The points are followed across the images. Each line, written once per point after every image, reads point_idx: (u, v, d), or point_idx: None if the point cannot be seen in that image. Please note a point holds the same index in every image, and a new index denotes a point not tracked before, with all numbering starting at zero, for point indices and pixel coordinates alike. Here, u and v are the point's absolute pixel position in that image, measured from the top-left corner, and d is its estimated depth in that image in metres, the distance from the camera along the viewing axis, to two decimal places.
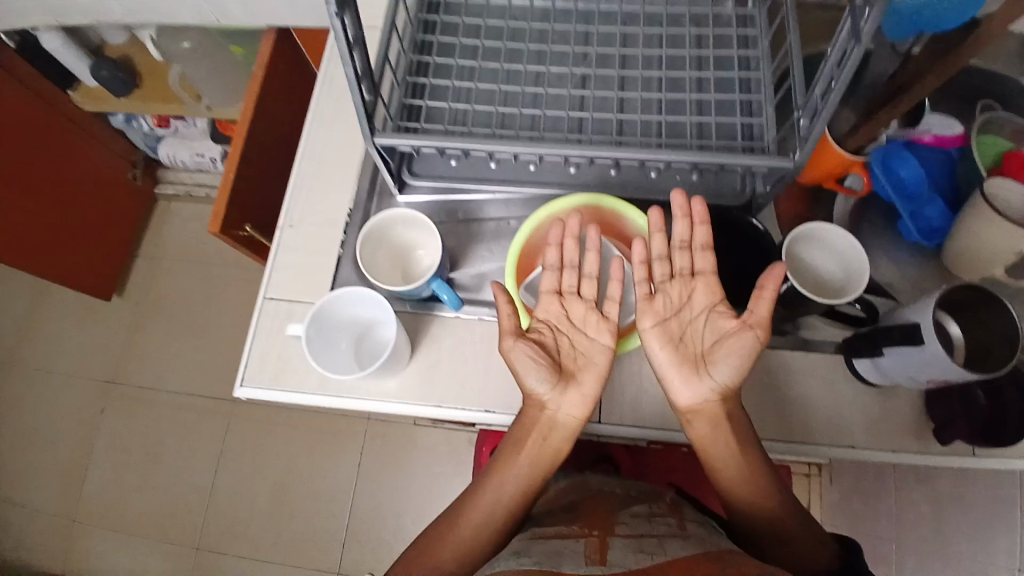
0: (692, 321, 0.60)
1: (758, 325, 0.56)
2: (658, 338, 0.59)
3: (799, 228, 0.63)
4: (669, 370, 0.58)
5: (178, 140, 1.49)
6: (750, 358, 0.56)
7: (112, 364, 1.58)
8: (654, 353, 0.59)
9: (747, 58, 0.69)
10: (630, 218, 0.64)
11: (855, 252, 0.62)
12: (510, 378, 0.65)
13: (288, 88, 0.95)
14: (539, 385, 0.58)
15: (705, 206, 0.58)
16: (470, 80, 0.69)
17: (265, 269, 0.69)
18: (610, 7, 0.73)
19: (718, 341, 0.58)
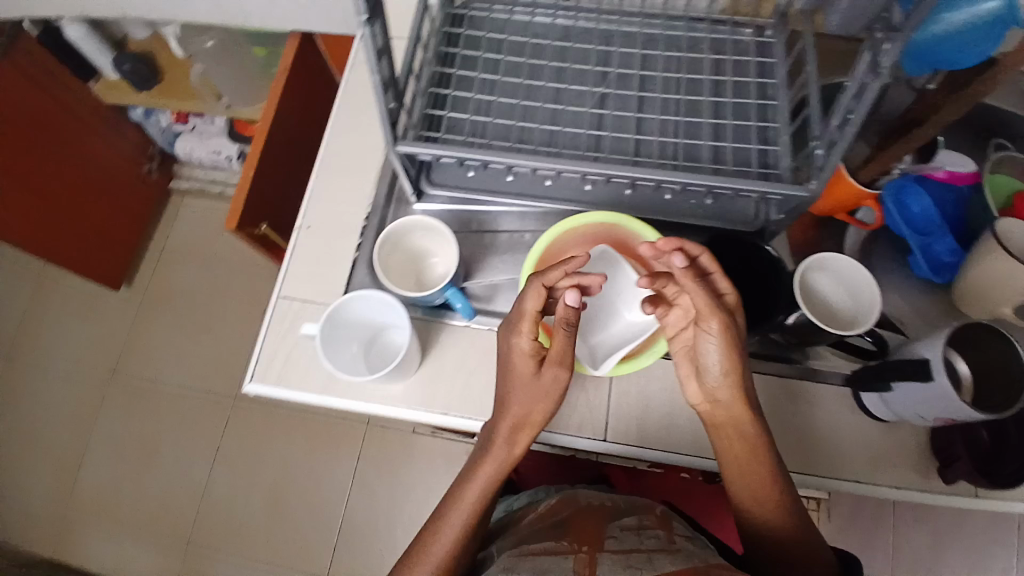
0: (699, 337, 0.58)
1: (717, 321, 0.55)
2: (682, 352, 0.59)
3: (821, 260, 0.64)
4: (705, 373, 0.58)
5: (195, 136, 1.50)
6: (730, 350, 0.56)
7: (115, 356, 1.58)
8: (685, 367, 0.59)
9: (764, 86, 0.70)
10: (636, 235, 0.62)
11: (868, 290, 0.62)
12: None
13: (309, 93, 0.96)
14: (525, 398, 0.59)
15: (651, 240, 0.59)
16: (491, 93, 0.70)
17: (279, 269, 0.70)
18: (632, 28, 0.74)
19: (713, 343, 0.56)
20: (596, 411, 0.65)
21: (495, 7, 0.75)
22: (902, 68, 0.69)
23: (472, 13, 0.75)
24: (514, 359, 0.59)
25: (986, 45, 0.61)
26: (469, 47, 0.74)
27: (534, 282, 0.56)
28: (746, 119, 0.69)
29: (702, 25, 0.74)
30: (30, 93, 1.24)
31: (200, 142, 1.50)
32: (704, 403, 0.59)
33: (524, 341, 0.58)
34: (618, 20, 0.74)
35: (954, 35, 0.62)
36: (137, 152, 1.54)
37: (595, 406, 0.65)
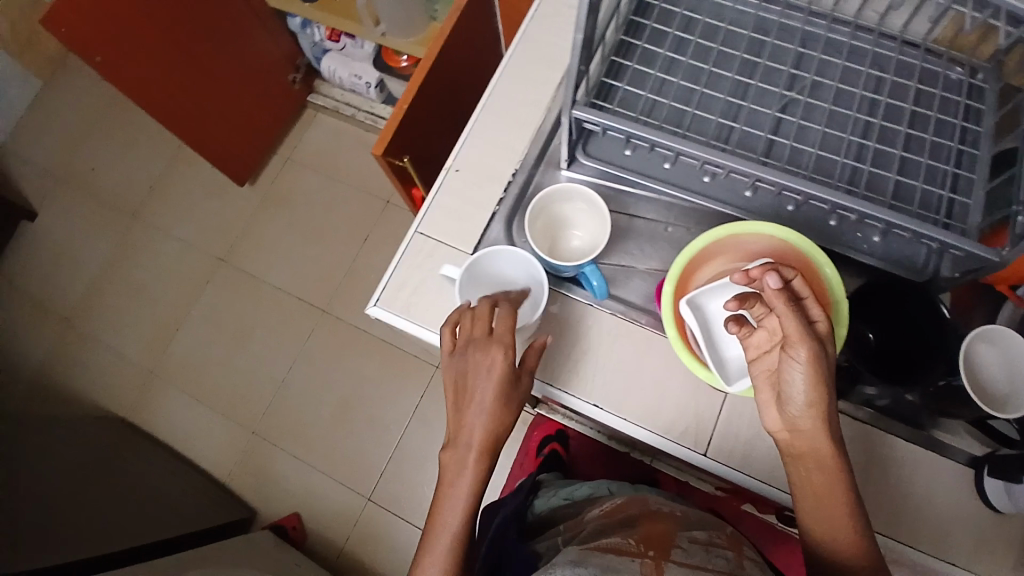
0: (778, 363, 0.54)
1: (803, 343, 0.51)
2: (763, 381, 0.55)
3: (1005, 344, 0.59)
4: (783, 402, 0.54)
5: (341, 57, 1.55)
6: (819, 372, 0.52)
7: (226, 245, 1.69)
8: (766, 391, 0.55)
9: (967, 130, 0.64)
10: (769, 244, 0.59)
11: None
12: (627, 380, 0.66)
13: (475, 38, 0.97)
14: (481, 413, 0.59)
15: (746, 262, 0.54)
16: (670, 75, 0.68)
17: (422, 204, 0.72)
18: (835, 37, 0.69)
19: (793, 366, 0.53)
20: (700, 420, 0.64)
21: None
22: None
23: None
24: (480, 382, 0.58)
25: None
26: (659, 23, 0.71)
27: (483, 308, 0.59)
28: (939, 161, 0.64)
29: (916, 50, 0.68)
30: None
31: (344, 63, 1.55)
32: (782, 432, 0.55)
33: (495, 360, 0.58)
34: (823, 26, 0.69)
35: None
36: (287, 60, 1.61)
37: (701, 414, 0.64)
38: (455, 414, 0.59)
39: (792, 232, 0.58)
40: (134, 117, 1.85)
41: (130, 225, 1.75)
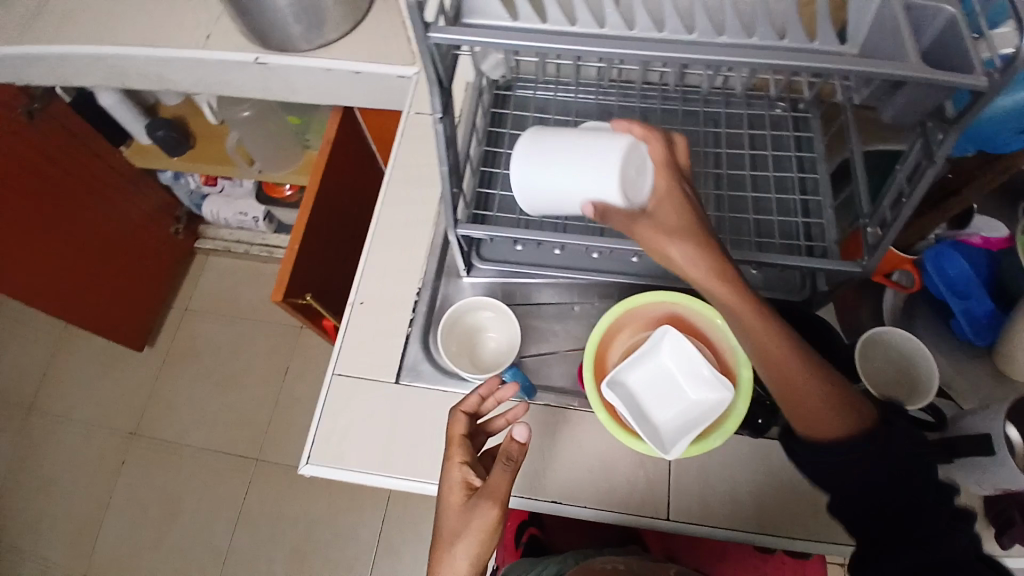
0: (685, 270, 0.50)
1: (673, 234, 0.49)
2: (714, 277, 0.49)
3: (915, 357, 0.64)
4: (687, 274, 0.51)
5: (222, 198, 1.54)
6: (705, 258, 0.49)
7: (136, 417, 1.57)
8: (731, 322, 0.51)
9: (804, 158, 0.73)
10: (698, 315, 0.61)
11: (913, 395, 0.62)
12: (592, 469, 0.67)
13: (350, 162, 1.01)
14: (467, 541, 0.53)
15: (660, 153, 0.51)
16: None
17: (334, 346, 0.71)
18: (669, 105, 0.76)
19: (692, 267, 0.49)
20: (655, 484, 0.66)
21: (540, 86, 0.77)
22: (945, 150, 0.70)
23: (514, 93, 0.77)
24: (455, 490, 0.57)
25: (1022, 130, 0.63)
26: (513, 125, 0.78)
27: (451, 413, 0.61)
28: (788, 191, 0.72)
29: (738, 99, 0.76)
30: (68, 157, 1.26)
31: (227, 204, 1.54)
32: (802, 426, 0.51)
33: (458, 474, 0.57)
34: (658, 97, 0.77)
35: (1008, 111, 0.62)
36: (166, 213, 1.57)
37: (652, 480, 0.66)
38: (441, 530, 0.55)
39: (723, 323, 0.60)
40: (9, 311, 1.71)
41: (21, 421, 1.59)
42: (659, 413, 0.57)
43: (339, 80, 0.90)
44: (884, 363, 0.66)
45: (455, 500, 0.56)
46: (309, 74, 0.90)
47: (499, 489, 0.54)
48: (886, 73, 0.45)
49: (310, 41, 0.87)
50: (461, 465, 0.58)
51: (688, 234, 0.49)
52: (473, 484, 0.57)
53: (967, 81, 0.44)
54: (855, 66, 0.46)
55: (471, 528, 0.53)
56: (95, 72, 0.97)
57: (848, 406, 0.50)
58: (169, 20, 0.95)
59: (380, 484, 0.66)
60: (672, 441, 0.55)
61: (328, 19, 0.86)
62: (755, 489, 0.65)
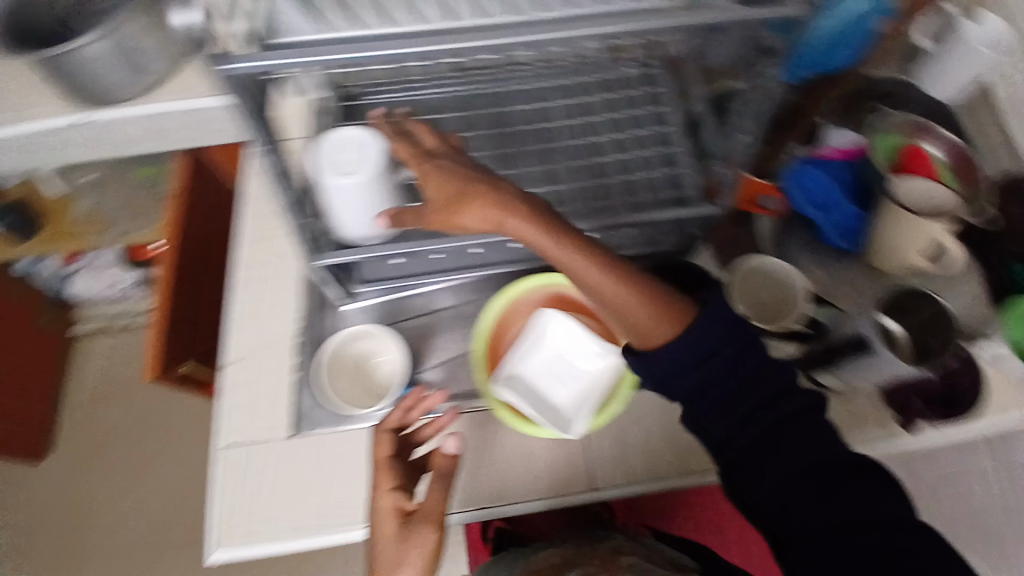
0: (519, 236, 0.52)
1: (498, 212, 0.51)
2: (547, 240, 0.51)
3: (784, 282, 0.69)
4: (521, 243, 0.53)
5: (89, 274, 1.41)
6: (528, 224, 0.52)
7: (50, 533, 1.42)
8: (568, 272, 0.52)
9: (658, 112, 0.74)
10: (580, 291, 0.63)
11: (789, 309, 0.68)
12: (516, 462, 0.67)
13: (207, 206, 0.94)
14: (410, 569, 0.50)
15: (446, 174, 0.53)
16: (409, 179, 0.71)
17: (213, 418, 0.66)
18: (523, 85, 0.74)
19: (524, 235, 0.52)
20: None
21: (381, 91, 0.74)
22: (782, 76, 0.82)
23: (362, 101, 0.73)
24: (382, 518, 0.53)
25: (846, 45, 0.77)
26: None
27: (376, 432, 0.57)
28: (648, 147, 0.73)
29: (586, 66, 0.74)
30: None
31: (95, 279, 1.41)
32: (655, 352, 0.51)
33: (387, 498, 0.53)
34: (508, 73, 0.73)
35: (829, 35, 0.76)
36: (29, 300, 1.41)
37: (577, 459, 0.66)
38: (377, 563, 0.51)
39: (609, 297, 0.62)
40: None
41: None
42: (557, 394, 0.60)
43: (173, 124, 0.83)
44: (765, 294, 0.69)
45: (390, 527, 0.52)
46: (134, 125, 0.82)
47: (436, 511, 0.53)
48: (709, 18, 0.47)
49: (128, 89, 0.77)
50: (389, 491, 0.54)
51: (471, 195, 0.52)
52: (406, 508, 0.54)
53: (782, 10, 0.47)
54: (680, 17, 0.47)
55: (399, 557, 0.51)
56: None
57: (662, 297, 0.52)
58: None
59: (296, 549, 0.62)
60: (572, 420, 0.58)
61: (145, 60, 0.75)
62: (670, 438, 0.68)
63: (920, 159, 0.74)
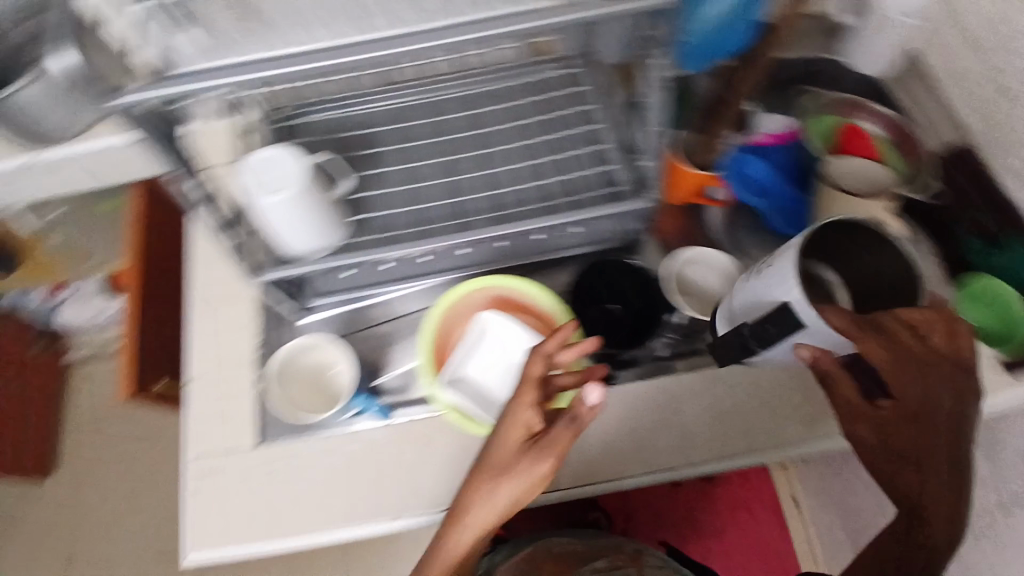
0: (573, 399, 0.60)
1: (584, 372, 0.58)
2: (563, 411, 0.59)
3: (714, 266, 0.73)
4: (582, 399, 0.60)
5: (75, 305, 1.44)
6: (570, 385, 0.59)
7: (55, 560, 1.46)
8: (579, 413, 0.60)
9: (586, 111, 0.76)
10: (523, 289, 0.65)
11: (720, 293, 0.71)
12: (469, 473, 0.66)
13: (165, 236, 0.96)
14: (511, 489, 0.53)
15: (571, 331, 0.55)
16: (361, 191, 0.74)
17: (182, 431, 0.69)
18: (452, 94, 0.78)
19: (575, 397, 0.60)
20: None
21: (318, 107, 0.77)
22: (682, 70, 0.78)
23: (299, 121, 0.76)
24: (508, 432, 0.54)
25: (736, 28, 0.73)
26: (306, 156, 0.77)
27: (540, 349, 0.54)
28: (580, 146, 0.75)
29: (510, 70, 0.78)
30: None
31: (82, 309, 1.44)
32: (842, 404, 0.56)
33: (524, 411, 0.53)
34: (438, 88, 0.78)
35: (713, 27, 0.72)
36: (18, 338, 1.45)
37: None
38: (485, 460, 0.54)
39: (541, 288, 0.64)
40: None
41: None
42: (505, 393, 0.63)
43: (119, 158, 0.85)
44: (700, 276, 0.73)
45: (513, 440, 0.54)
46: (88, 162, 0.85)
47: (563, 442, 0.53)
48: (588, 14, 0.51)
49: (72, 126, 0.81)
50: (531, 406, 0.54)
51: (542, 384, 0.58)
52: (535, 429, 0.54)
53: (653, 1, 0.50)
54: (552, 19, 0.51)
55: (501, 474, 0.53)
56: None
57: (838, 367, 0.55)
58: None
59: (267, 551, 0.65)
60: None
61: None
62: (623, 434, 0.69)
63: (857, 137, 0.78)
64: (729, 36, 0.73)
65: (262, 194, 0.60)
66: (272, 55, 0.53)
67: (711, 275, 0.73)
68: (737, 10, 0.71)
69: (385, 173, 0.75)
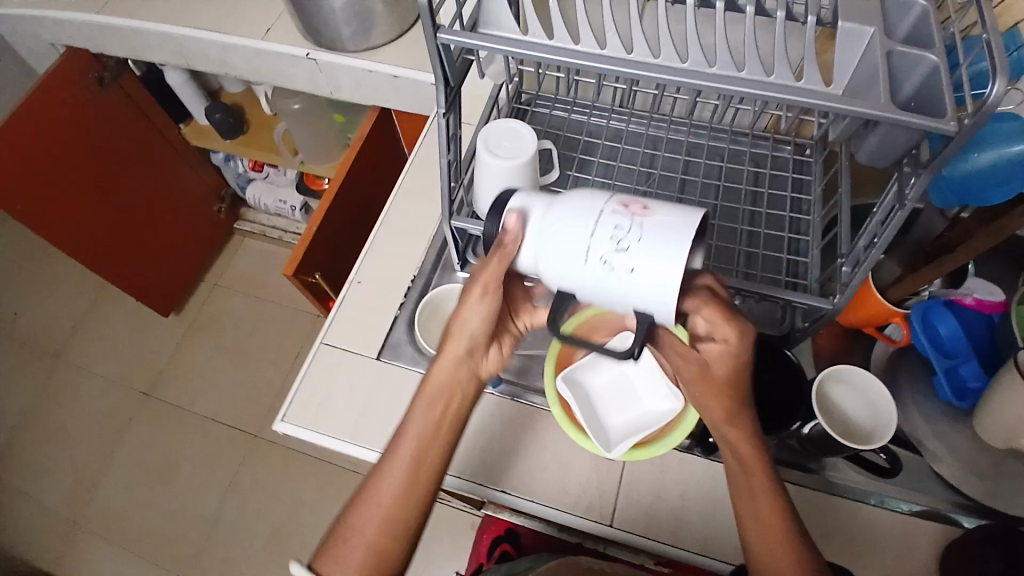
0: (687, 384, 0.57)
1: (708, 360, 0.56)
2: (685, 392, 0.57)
3: (862, 398, 0.66)
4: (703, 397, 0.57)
5: (266, 185, 1.65)
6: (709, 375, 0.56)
7: (153, 379, 1.67)
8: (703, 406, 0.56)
9: (800, 200, 0.75)
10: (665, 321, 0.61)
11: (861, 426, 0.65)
12: (546, 469, 0.69)
13: (377, 162, 1.09)
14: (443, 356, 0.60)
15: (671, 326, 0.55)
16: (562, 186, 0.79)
17: (327, 318, 0.77)
18: (678, 136, 0.81)
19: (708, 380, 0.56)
20: (607, 491, 0.68)
21: (556, 106, 0.84)
22: (933, 200, 0.68)
23: (533, 112, 0.84)
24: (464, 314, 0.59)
25: (1011, 184, 0.59)
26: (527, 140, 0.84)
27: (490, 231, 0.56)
28: (778, 229, 0.74)
29: (744, 138, 0.80)
30: (127, 127, 1.38)
31: (269, 191, 1.65)
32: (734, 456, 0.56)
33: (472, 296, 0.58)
34: (668, 127, 0.82)
35: (983, 171, 0.60)
36: (212, 191, 1.68)
37: (603, 486, 0.68)
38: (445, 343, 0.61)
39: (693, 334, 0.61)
40: (57, 264, 1.84)
41: (48, 367, 1.69)
42: (612, 419, 0.61)
43: (377, 83, 0.98)
44: (847, 402, 0.66)
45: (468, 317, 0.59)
46: (352, 74, 0.99)
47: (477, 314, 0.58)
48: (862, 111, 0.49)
49: (358, 43, 0.96)
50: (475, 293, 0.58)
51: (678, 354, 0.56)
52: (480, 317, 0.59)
53: (939, 125, 0.47)
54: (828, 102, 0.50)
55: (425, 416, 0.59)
56: (169, 52, 1.09)
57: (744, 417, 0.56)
58: (240, 13, 1.06)
59: (342, 450, 0.70)
60: (614, 443, 0.59)
61: (378, 24, 0.94)
62: (705, 512, 0.66)
63: None
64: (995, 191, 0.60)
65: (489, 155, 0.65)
66: (557, 44, 0.57)
67: (853, 407, 0.66)
68: (1016, 161, 0.58)
69: (587, 178, 0.78)
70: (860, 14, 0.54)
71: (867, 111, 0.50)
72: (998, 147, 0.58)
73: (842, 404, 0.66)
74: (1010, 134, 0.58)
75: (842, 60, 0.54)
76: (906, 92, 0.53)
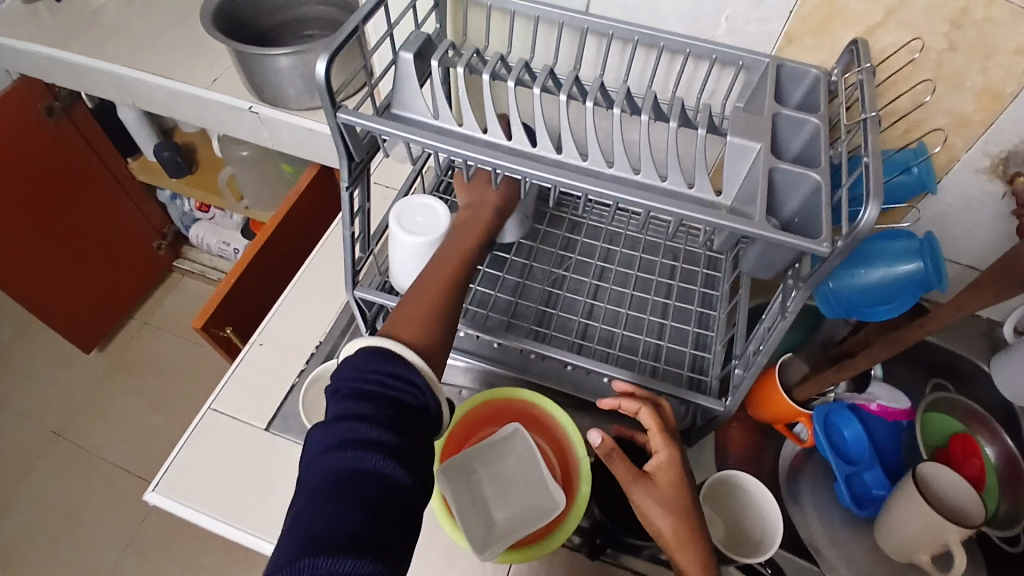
0: (644, 503, 0.58)
1: (659, 470, 0.59)
2: (648, 509, 0.58)
3: (761, 517, 0.65)
4: (658, 519, 0.57)
5: (211, 225, 1.63)
6: (665, 500, 0.57)
7: (65, 417, 1.57)
8: (658, 522, 0.57)
9: (708, 295, 0.76)
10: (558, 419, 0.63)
11: (755, 537, 0.64)
12: (432, 562, 0.66)
13: (310, 217, 1.07)
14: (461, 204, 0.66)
15: (620, 461, 0.58)
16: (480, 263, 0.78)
17: (220, 380, 0.74)
18: (598, 223, 0.82)
19: (663, 504, 0.57)
20: None
21: None
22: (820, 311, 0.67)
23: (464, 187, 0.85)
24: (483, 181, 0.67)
25: (895, 303, 0.60)
26: None
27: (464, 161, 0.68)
28: (687, 322, 0.75)
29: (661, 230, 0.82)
30: (74, 158, 1.35)
31: (214, 232, 1.62)
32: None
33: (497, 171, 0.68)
34: (589, 213, 0.83)
35: (870, 290, 0.60)
36: (155, 227, 1.65)
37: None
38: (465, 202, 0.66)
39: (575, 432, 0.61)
40: None
41: None
42: (495, 512, 0.59)
43: (318, 142, 0.99)
44: (751, 519, 0.65)
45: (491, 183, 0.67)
46: (293, 131, 0.99)
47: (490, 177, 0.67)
48: (738, 226, 0.50)
49: (300, 103, 0.96)
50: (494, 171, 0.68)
51: (634, 478, 0.58)
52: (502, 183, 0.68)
53: (811, 245, 0.48)
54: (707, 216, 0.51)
55: (465, 230, 0.63)
56: (112, 90, 1.07)
57: (701, 545, 0.56)
58: (190, 61, 1.05)
59: (214, 528, 0.66)
60: (491, 543, 0.56)
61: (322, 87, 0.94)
62: None
63: (970, 451, 0.78)
64: (879, 308, 0.61)
65: (401, 231, 0.63)
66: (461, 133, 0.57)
67: (756, 523, 0.65)
68: (903, 280, 0.58)
69: (507, 259, 0.78)
70: (751, 132, 0.56)
71: (741, 226, 0.50)
72: (887, 265, 0.59)
73: (746, 518, 0.66)
74: (897, 253, 0.58)
75: (728, 172, 0.56)
76: (785, 212, 0.55)
